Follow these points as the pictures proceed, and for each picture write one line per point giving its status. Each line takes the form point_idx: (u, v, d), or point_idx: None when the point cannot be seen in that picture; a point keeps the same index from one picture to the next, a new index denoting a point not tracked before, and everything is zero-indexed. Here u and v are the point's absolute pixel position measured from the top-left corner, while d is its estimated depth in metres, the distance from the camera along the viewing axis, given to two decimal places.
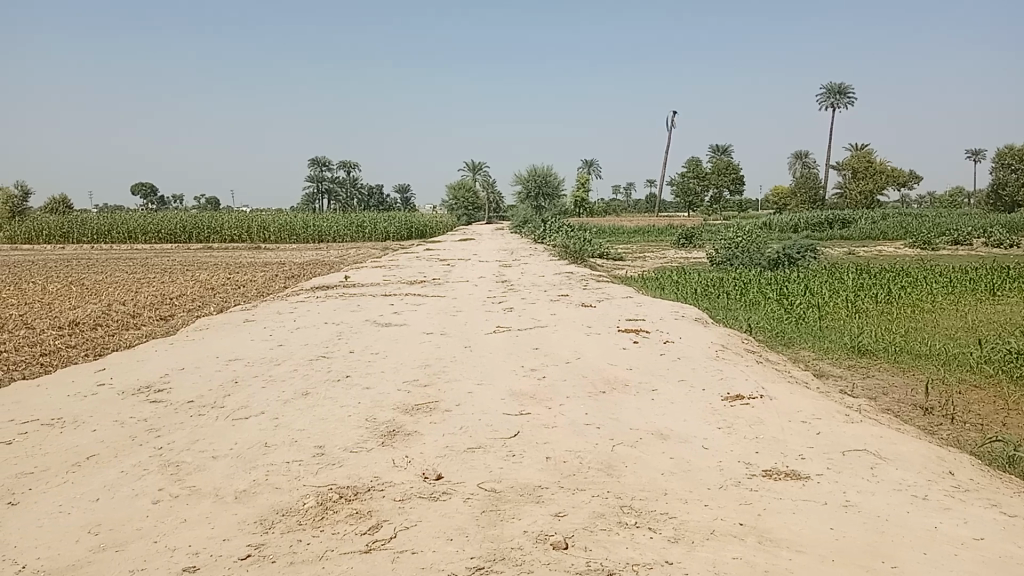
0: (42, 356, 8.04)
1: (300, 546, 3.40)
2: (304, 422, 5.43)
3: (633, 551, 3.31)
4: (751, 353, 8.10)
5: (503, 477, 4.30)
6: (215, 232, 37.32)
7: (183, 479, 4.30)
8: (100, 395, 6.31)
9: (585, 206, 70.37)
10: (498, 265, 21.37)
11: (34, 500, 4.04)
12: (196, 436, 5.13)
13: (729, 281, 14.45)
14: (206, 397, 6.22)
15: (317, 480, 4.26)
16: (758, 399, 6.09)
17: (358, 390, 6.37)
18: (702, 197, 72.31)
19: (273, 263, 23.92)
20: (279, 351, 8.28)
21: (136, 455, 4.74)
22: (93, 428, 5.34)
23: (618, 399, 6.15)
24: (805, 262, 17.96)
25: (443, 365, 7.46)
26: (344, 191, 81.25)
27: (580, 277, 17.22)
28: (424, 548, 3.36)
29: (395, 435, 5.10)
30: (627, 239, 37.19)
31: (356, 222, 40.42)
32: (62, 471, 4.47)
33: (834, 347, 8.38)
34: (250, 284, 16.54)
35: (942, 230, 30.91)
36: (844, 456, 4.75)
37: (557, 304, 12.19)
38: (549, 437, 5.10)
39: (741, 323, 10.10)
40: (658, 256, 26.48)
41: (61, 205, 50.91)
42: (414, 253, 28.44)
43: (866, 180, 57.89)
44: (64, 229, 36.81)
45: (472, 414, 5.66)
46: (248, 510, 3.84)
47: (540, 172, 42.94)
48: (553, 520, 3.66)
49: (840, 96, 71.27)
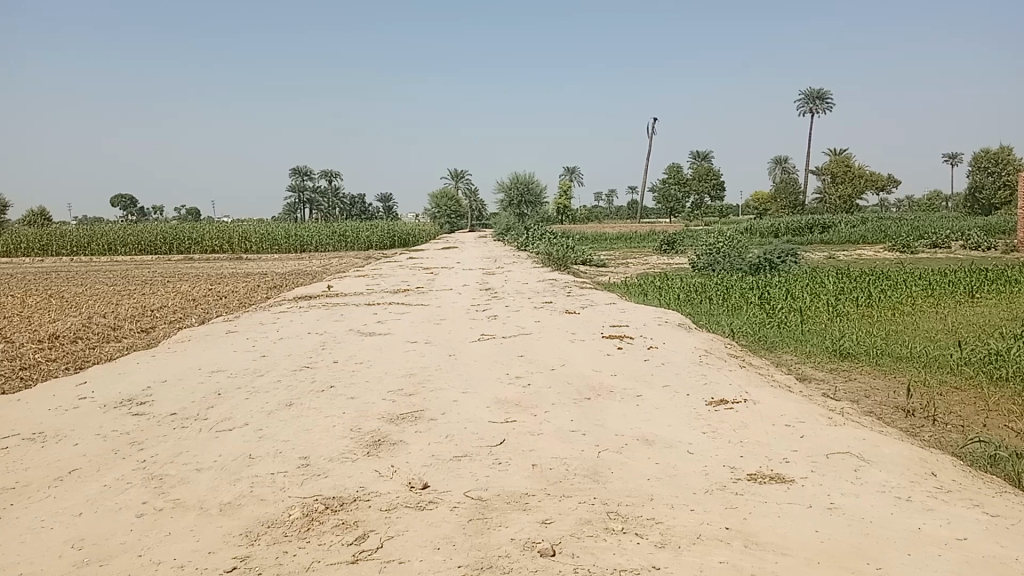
0: (22, 370, 7.96)
1: (286, 557, 3.38)
2: (288, 433, 5.40)
3: (620, 557, 3.32)
4: (734, 358, 8.15)
5: (489, 485, 4.30)
6: (195, 243, 37.08)
7: (168, 492, 4.27)
8: (81, 409, 6.24)
9: (566, 213, 70.64)
10: (481, 273, 21.41)
11: (16, 515, 3.99)
12: (179, 449, 5.09)
13: (711, 286, 14.54)
14: (189, 410, 6.17)
15: (302, 491, 4.24)
16: (742, 403, 6.13)
17: (343, 400, 6.35)
18: (682, 202, 72.72)
19: (255, 274, 23.73)
20: (263, 362, 8.25)
21: (119, 468, 4.70)
22: (75, 442, 5.29)
23: (604, 405, 6.17)
24: (787, 266, 18.08)
25: (428, 374, 7.45)
26: (326, 200, 81.05)
27: (563, 284, 17.25)
28: (411, 557, 3.35)
29: (380, 445, 5.09)
30: (609, 245, 37.31)
31: (337, 232, 40.35)
32: (44, 486, 4.42)
33: (816, 352, 8.44)
34: (232, 294, 16.40)
35: (922, 234, 31.25)
36: (828, 459, 4.78)
37: (541, 311, 12.21)
38: (535, 444, 5.10)
39: (723, 328, 10.16)
40: (640, 262, 26.62)
41: (39, 218, 50.46)
42: (395, 262, 28.40)
43: (845, 185, 58.45)
44: (42, 241, 36.52)
45: (457, 422, 5.65)
46: (234, 522, 3.81)
47: (522, 180, 43.07)
48: (540, 527, 3.67)
49: (820, 102, 71.84)
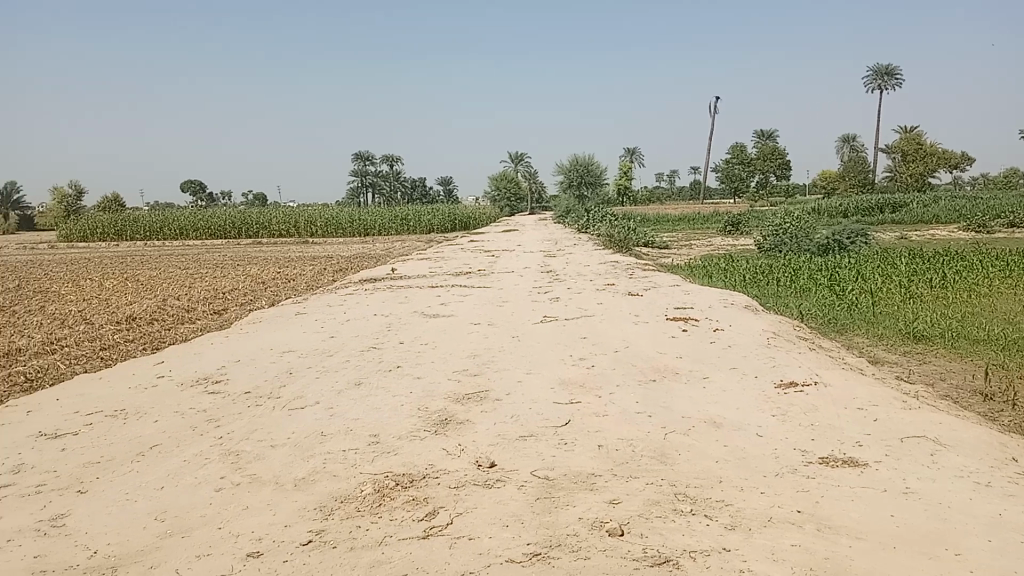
0: (103, 350, 8.28)
1: (360, 531, 3.45)
2: (358, 411, 5.50)
3: (689, 538, 3.30)
4: (803, 340, 7.98)
5: (556, 465, 4.31)
6: (263, 227, 37.95)
7: (245, 467, 4.41)
8: (160, 387, 6.47)
9: (627, 194, 70.06)
10: (543, 255, 21.37)
11: (102, 488, 4.17)
12: (254, 426, 5.24)
13: (778, 268, 14.26)
14: (262, 388, 6.34)
15: (373, 467, 4.32)
16: (812, 385, 6.01)
17: (409, 380, 6.44)
18: (747, 182, 71.32)
19: (322, 257, 24.21)
20: (331, 342, 8.41)
21: (198, 444, 4.86)
22: (155, 419, 5.49)
23: (670, 387, 6.12)
24: (856, 247, 17.60)
25: (492, 355, 7.50)
26: (387, 184, 81.90)
27: (625, 265, 17.13)
28: (481, 534, 3.39)
29: (447, 424, 5.14)
30: (671, 227, 36.80)
31: (400, 215, 40.78)
32: (127, 460, 4.60)
33: (888, 334, 8.20)
34: (299, 277, 16.73)
35: (1000, 213, 29.99)
36: (902, 443, 4.66)
37: (604, 293, 12.15)
38: (600, 425, 5.09)
39: (791, 311, 9.95)
40: (704, 243, 26.29)
41: (113, 204, 52.38)
42: (456, 244, 28.61)
43: (916, 163, 56.53)
44: (116, 226, 37.93)
45: (522, 403, 5.68)
46: (308, 497, 3.91)
47: (582, 161, 42.83)
48: (608, 507, 3.67)
49: (889, 77, 69.50)
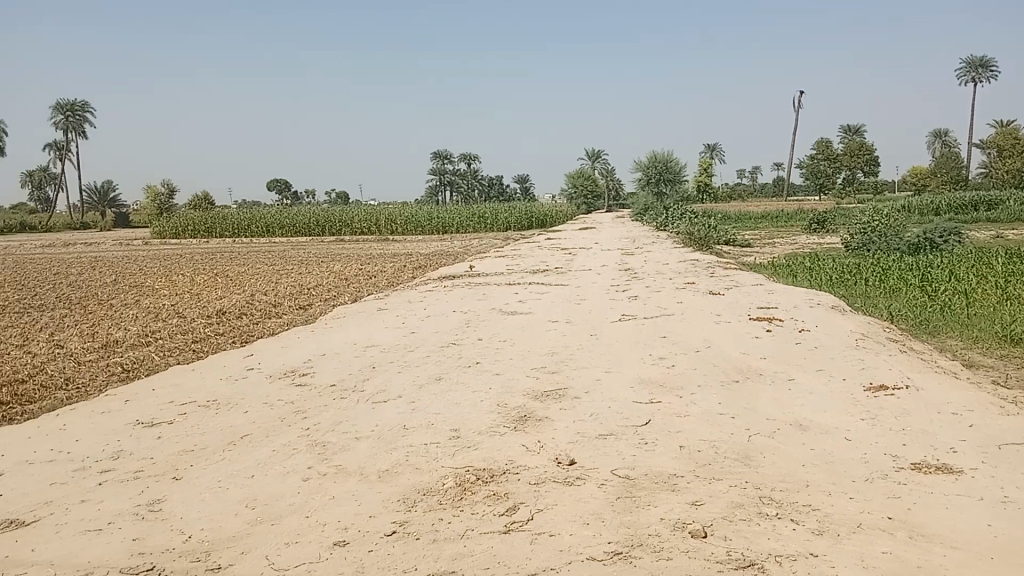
0: (194, 342, 8.61)
1: (442, 524, 3.50)
2: (439, 406, 5.58)
3: (774, 542, 3.24)
4: (893, 342, 7.71)
5: (637, 465, 4.28)
6: (345, 225, 38.81)
7: (330, 458, 4.52)
8: (250, 379, 6.69)
9: (706, 191, 68.94)
10: (621, 253, 21.23)
11: (196, 475, 4.34)
12: (339, 418, 5.37)
13: (865, 267, 13.80)
14: (346, 382, 6.49)
15: (454, 462, 4.37)
16: (904, 389, 5.80)
17: (489, 377, 6.49)
18: (832, 179, 69.25)
19: (402, 254, 24.61)
20: (412, 338, 8.54)
21: (285, 434, 5.01)
22: (245, 410, 5.68)
23: (753, 389, 6.00)
24: (950, 246, 16.89)
25: (570, 353, 7.49)
26: (465, 182, 82.61)
27: (705, 264, 16.87)
28: (562, 531, 3.39)
29: (527, 421, 5.16)
30: (752, 225, 36.02)
31: (478, 213, 41.10)
32: (219, 449, 4.78)
33: (985, 337, 7.85)
34: (380, 274, 17.05)
35: None
36: (1000, 450, 4.46)
37: (683, 291, 11.99)
38: (682, 425, 5.03)
39: (879, 311, 9.62)
40: (787, 241, 25.66)
41: (203, 203, 54.37)
42: (533, 242, 28.66)
43: (1014, 158, 53.91)
44: (206, 224, 39.35)
45: (602, 401, 5.65)
46: (391, 489, 3.98)
47: (660, 158, 42.32)
48: (690, 508, 3.63)
49: (986, 69, 66.45)
